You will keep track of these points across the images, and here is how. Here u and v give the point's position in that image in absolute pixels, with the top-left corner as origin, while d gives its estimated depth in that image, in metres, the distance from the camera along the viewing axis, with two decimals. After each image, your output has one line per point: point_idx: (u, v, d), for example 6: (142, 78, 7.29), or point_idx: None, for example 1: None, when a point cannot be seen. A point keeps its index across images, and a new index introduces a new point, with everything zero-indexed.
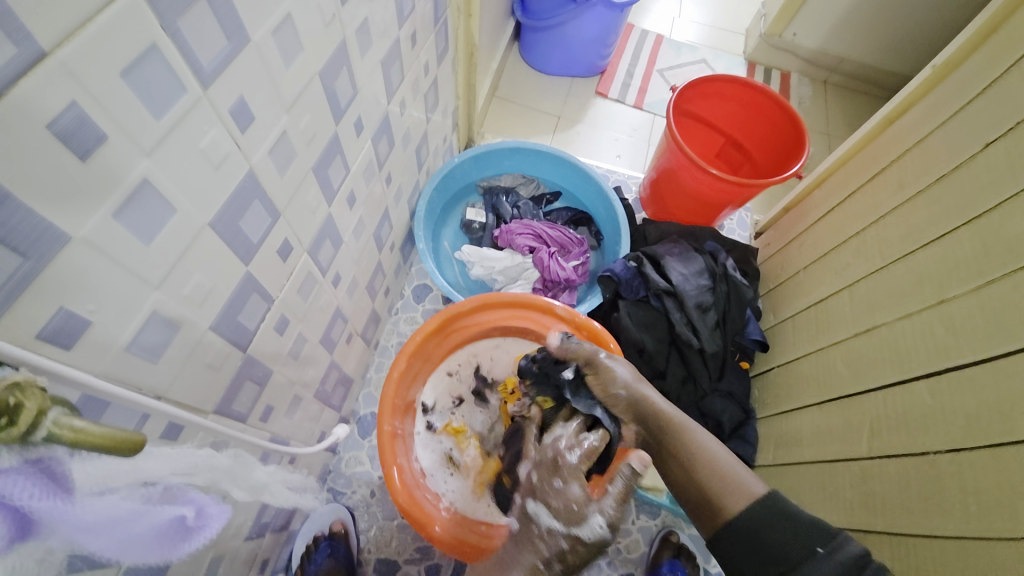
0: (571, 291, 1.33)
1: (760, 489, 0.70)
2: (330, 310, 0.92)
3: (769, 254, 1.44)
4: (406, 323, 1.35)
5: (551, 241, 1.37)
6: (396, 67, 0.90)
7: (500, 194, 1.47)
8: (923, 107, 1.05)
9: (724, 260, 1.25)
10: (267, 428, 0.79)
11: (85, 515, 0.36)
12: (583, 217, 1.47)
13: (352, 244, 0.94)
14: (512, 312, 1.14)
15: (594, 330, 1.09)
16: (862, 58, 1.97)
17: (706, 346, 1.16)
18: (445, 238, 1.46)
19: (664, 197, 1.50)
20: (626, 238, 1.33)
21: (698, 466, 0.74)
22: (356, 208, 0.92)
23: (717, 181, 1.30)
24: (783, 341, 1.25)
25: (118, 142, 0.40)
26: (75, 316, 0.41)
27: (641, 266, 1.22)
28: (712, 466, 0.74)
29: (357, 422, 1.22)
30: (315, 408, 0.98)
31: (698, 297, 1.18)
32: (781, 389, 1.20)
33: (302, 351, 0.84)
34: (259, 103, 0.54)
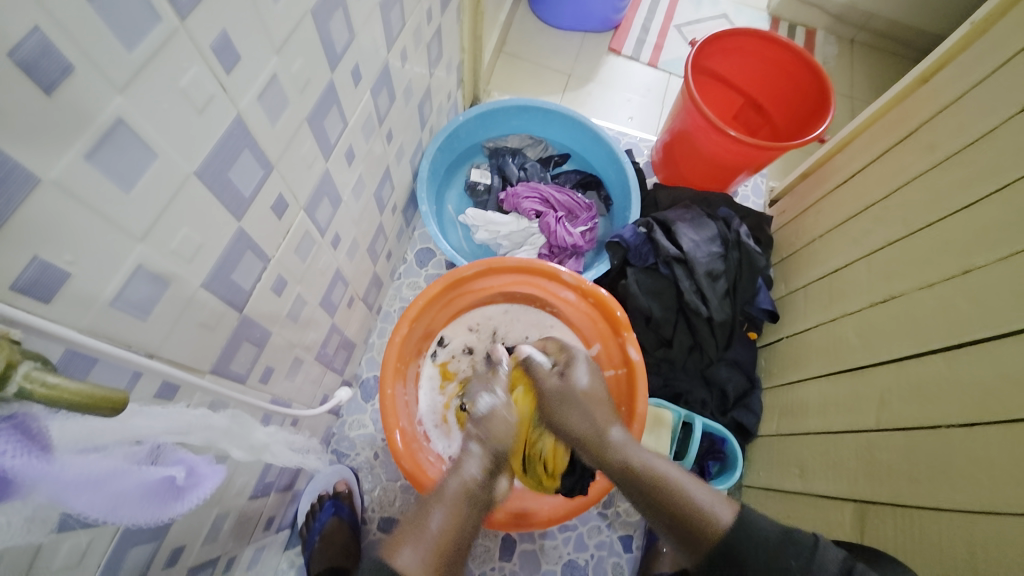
0: (578, 257, 1.30)
1: (726, 517, 0.70)
2: (329, 272, 0.89)
3: (784, 222, 1.39)
4: (409, 288, 1.33)
5: (559, 206, 1.32)
6: (396, 11, 0.83)
7: (506, 155, 1.41)
8: (957, 67, 0.98)
9: (738, 227, 1.20)
10: (268, 389, 0.79)
11: (66, 473, 0.35)
12: (593, 181, 1.41)
13: (351, 205, 0.91)
14: (515, 278, 1.11)
15: (600, 297, 1.06)
16: (893, 15, 1.84)
17: (715, 315, 1.13)
18: (449, 201, 1.42)
19: (678, 160, 1.44)
20: (636, 203, 1.28)
21: (664, 494, 0.75)
22: (355, 167, 0.87)
23: (734, 144, 1.24)
24: (793, 312, 1.21)
25: (86, 74, 0.36)
26: (52, 267, 0.38)
27: (651, 232, 1.18)
28: (679, 492, 0.74)
29: (360, 385, 1.22)
30: (317, 370, 0.97)
31: (709, 265, 1.14)
32: (788, 360, 1.18)
33: (302, 313, 0.82)
34: (245, 41, 0.50)
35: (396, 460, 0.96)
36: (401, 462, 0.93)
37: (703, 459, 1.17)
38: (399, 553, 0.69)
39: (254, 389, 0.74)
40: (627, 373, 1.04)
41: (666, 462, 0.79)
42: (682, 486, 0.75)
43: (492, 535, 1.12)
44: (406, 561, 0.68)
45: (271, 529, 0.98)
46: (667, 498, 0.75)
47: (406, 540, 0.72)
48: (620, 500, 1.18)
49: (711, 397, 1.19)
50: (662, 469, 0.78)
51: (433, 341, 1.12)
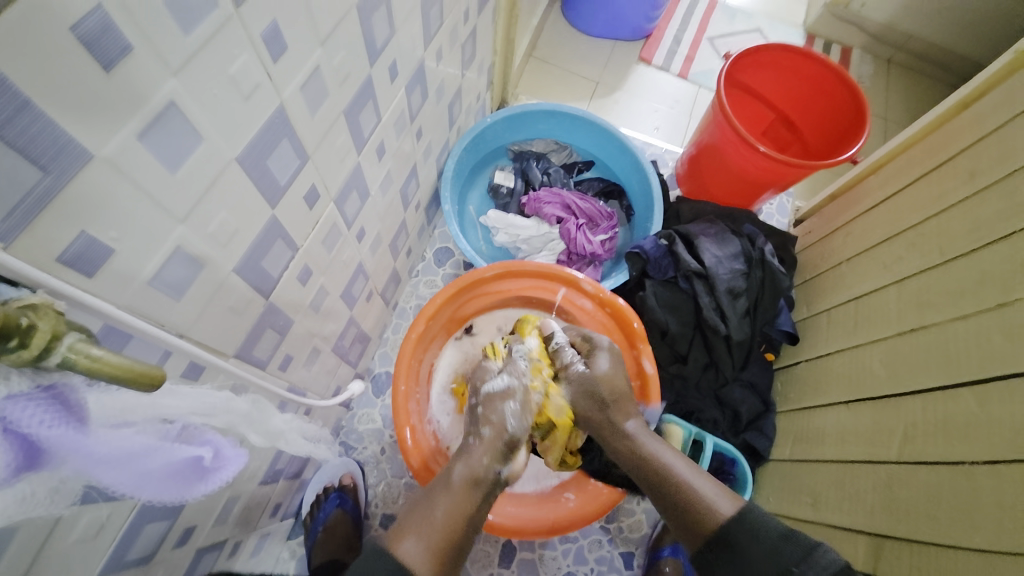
0: (596, 266, 1.29)
1: (728, 508, 0.72)
2: (352, 264, 0.90)
3: (810, 242, 1.36)
4: (426, 285, 1.34)
5: (580, 213, 1.32)
6: (436, 10, 0.84)
7: (531, 159, 1.41)
8: (1003, 93, 0.96)
9: (762, 246, 1.18)
10: (285, 377, 0.79)
11: (97, 446, 0.36)
12: (615, 190, 1.41)
13: (378, 200, 0.91)
14: (534, 283, 1.11)
15: (618, 308, 1.05)
16: (932, 38, 1.81)
17: (733, 333, 1.11)
18: (471, 201, 1.42)
19: (703, 173, 1.42)
20: (659, 214, 1.27)
21: (670, 487, 0.76)
22: (385, 162, 0.88)
23: (763, 159, 1.23)
24: (814, 336, 1.19)
25: (144, 55, 0.36)
26: (97, 243, 0.39)
27: (672, 245, 1.17)
28: (681, 484, 0.76)
29: (372, 380, 1.22)
30: (333, 361, 0.98)
31: (730, 282, 1.13)
32: (807, 384, 1.15)
33: (323, 304, 0.83)
34: (293, 31, 0.50)
35: (405, 456, 0.96)
36: (409, 459, 0.93)
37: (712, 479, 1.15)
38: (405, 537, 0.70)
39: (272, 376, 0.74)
40: (641, 386, 1.03)
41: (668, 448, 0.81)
42: (699, 488, 0.75)
43: (494, 540, 1.12)
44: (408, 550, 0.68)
45: (277, 516, 0.98)
46: (675, 491, 0.76)
47: (413, 528, 0.71)
48: (623, 515, 1.17)
49: (724, 417, 1.17)
50: (654, 448, 0.81)
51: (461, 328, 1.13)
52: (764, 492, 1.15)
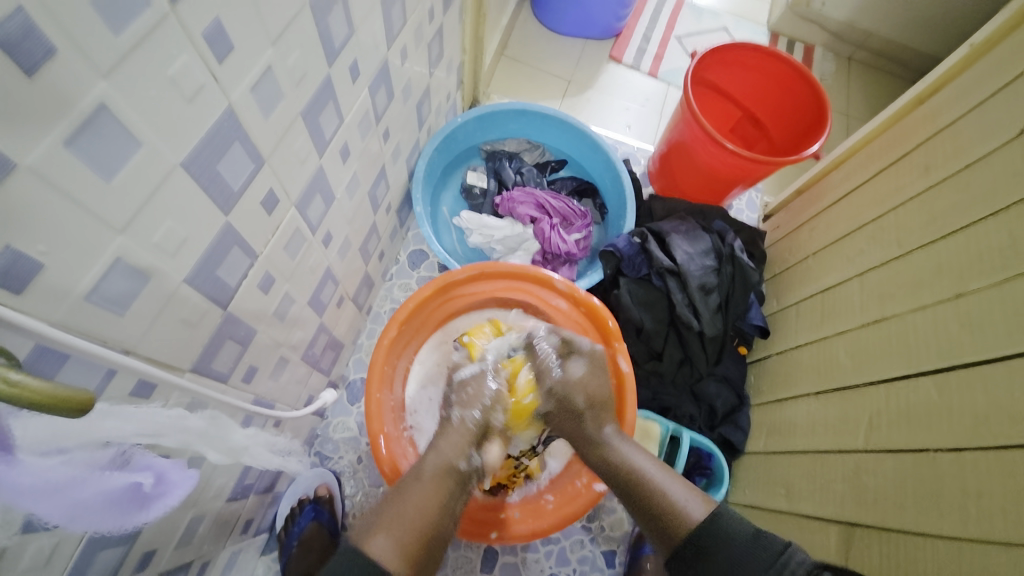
0: (571, 264, 1.29)
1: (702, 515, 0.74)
2: (319, 270, 0.87)
3: (778, 237, 1.39)
4: (400, 289, 1.31)
5: (554, 212, 1.31)
6: (398, 8, 0.82)
7: (503, 159, 1.40)
8: (957, 87, 0.99)
9: (732, 241, 1.19)
10: (251, 390, 0.76)
11: (24, 479, 0.33)
12: (589, 188, 1.41)
13: (344, 203, 0.89)
14: (508, 284, 1.10)
15: (592, 307, 1.06)
16: (891, 35, 1.87)
17: (707, 329, 1.11)
18: (444, 203, 1.40)
19: (675, 172, 1.44)
20: (632, 212, 1.28)
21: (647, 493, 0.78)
22: (349, 165, 0.85)
23: (732, 158, 1.24)
24: (786, 328, 1.21)
25: (70, 58, 0.34)
26: (24, 258, 0.36)
27: (645, 243, 1.17)
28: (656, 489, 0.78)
29: (347, 387, 1.20)
30: (303, 370, 0.95)
31: (702, 278, 1.12)
32: (779, 377, 1.17)
33: (288, 312, 0.80)
34: (239, 30, 0.48)
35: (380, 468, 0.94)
36: (386, 472, 0.91)
37: (690, 473, 1.16)
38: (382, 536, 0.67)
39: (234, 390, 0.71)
40: (616, 385, 1.03)
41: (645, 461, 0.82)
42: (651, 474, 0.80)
43: (475, 545, 1.11)
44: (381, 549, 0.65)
45: (248, 532, 0.95)
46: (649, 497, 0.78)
47: (381, 527, 0.68)
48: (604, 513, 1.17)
49: (700, 412, 1.18)
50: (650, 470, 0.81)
51: (439, 332, 1.11)
52: (740, 486, 1.17)
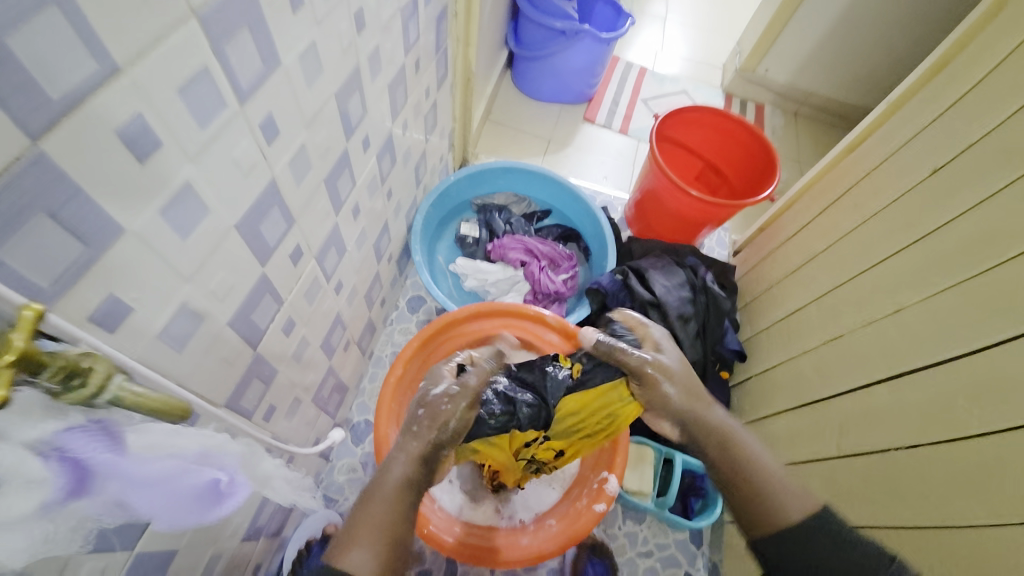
0: (560, 303, 1.40)
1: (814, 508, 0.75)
2: (332, 314, 0.96)
3: (747, 269, 1.52)
4: (400, 333, 1.39)
5: (542, 256, 1.44)
6: (401, 90, 0.97)
7: (493, 210, 1.54)
8: (879, 136, 1.16)
9: (704, 274, 1.30)
10: (269, 427, 0.82)
11: (136, 471, 0.42)
12: (572, 234, 1.54)
13: (353, 255, 0.99)
14: (504, 320, 1.19)
15: (581, 338, 1.15)
16: (828, 93, 2.13)
17: (687, 355, 1.21)
18: (440, 251, 1.51)
19: (649, 215, 1.58)
20: (612, 253, 1.40)
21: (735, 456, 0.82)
22: (358, 222, 0.97)
23: (698, 202, 1.40)
24: (760, 352, 1.30)
25: (170, 148, 0.45)
26: (119, 303, 0.45)
27: (626, 279, 1.29)
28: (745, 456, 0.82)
29: (351, 429, 1.25)
30: (313, 411, 1.01)
31: (680, 308, 1.22)
32: (760, 398, 1.25)
33: (304, 354, 0.88)
34: (284, 119, 0.60)
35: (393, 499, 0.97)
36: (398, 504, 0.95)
37: (685, 496, 1.22)
38: (354, 552, 0.67)
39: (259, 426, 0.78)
40: None
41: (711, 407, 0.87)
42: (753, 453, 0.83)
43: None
44: (359, 560, 0.66)
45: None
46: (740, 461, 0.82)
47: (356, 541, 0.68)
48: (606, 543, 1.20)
49: None
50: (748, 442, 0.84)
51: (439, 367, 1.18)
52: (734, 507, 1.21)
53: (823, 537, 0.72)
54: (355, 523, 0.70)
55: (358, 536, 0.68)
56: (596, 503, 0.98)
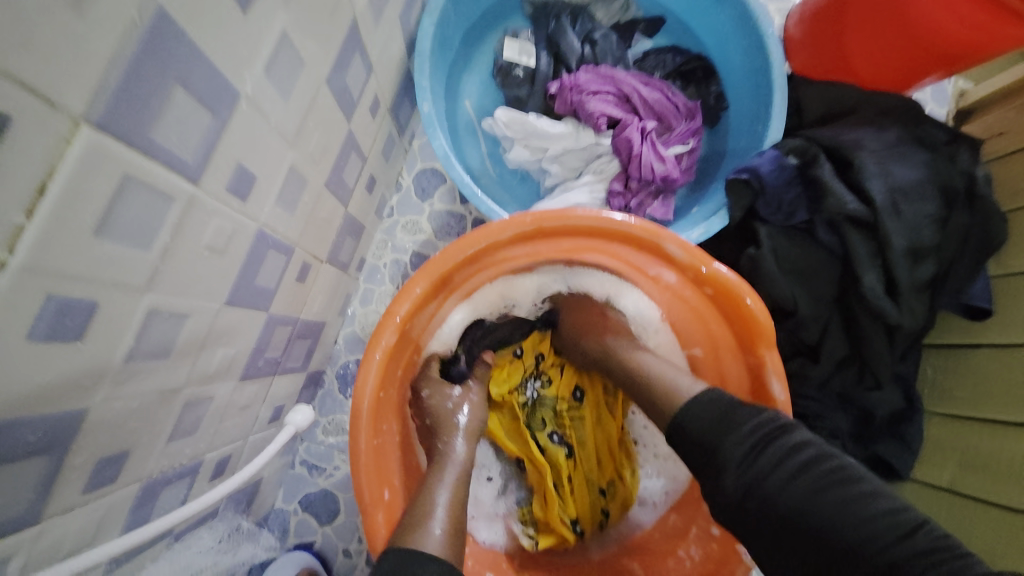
0: (667, 199, 0.81)
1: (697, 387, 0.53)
2: (242, 238, 0.46)
3: (1006, 150, 0.81)
4: (405, 230, 0.88)
5: (645, 109, 0.82)
6: None
7: (562, 16, 0.85)
8: None
9: (970, 165, 0.70)
10: (125, 480, 0.41)
11: None
12: (700, 67, 0.86)
13: (271, 109, 0.44)
14: (574, 240, 0.64)
15: (724, 286, 0.59)
16: None
17: (905, 318, 0.69)
18: (467, 93, 0.89)
19: (827, 36, 0.80)
20: (781, 104, 0.74)
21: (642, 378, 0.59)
22: (261, 19, 0.38)
23: (978, 4, 0.62)
24: (1018, 311, 0.74)
25: None
26: None
27: (811, 167, 0.71)
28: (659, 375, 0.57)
29: (336, 375, 0.84)
30: (255, 391, 0.60)
31: (913, 233, 0.68)
32: (995, 389, 0.74)
33: (175, 336, 0.41)
34: None
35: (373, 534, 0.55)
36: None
37: None
38: (436, 495, 0.52)
39: (59, 515, 0.36)
40: None
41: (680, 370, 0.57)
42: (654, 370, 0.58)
43: None
44: (444, 503, 0.52)
45: None
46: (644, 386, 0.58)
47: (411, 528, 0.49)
48: None
49: (847, 425, 0.76)
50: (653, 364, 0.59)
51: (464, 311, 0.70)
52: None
53: (788, 480, 0.44)
54: (417, 500, 0.52)
55: (428, 496, 0.52)
56: None
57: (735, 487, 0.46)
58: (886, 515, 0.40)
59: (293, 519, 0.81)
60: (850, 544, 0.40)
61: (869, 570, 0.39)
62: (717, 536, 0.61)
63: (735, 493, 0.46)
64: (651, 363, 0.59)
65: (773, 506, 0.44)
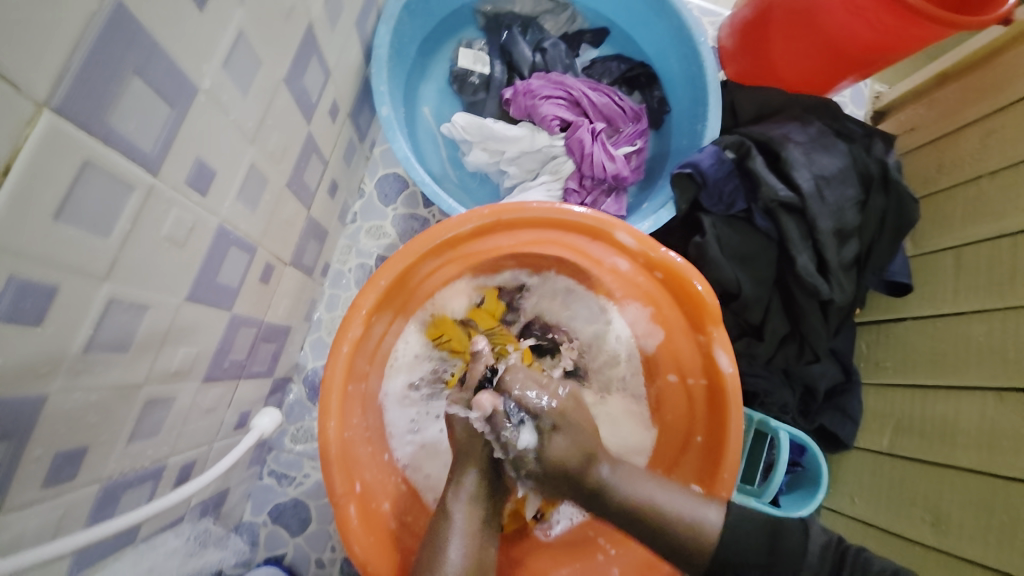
0: (620, 196, 0.86)
1: (714, 519, 0.59)
2: (203, 231, 0.46)
3: (919, 143, 0.91)
4: (369, 234, 0.89)
5: (595, 113, 0.87)
6: None
7: (514, 27, 0.91)
8: None
9: (884, 154, 0.79)
10: (84, 476, 0.40)
11: None
12: (643, 75, 0.93)
13: (230, 103, 0.45)
14: (534, 233, 0.67)
15: (673, 269, 0.63)
16: None
17: (836, 296, 0.76)
18: (426, 100, 0.92)
19: (757, 44, 0.87)
20: (716, 104, 0.81)
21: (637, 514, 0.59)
22: (216, 15, 0.40)
23: (885, 10, 0.70)
24: (933, 284, 0.83)
25: None
26: None
27: (746, 160, 0.78)
28: (645, 504, 0.59)
29: (304, 381, 0.83)
30: (222, 393, 0.59)
31: (837, 218, 0.76)
32: (922, 357, 0.81)
33: (136, 328, 0.41)
34: None
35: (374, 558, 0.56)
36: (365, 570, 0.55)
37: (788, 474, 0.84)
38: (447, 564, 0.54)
39: (17, 510, 0.35)
40: (709, 389, 0.64)
41: (648, 477, 0.62)
42: (647, 496, 0.60)
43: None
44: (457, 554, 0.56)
45: None
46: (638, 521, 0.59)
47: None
48: None
49: (794, 398, 0.82)
50: (653, 492, 0.60)
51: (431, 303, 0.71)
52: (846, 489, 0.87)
53: (738, 543, 0.60)
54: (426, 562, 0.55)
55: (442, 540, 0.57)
56: (684, 544, 0.60)
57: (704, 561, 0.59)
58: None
59: (263, 531, 0.78)
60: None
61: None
62: None
63: (698, 556, 0.59)
64: (631, 486, 0.60)
65: (728, 566, 0.60)
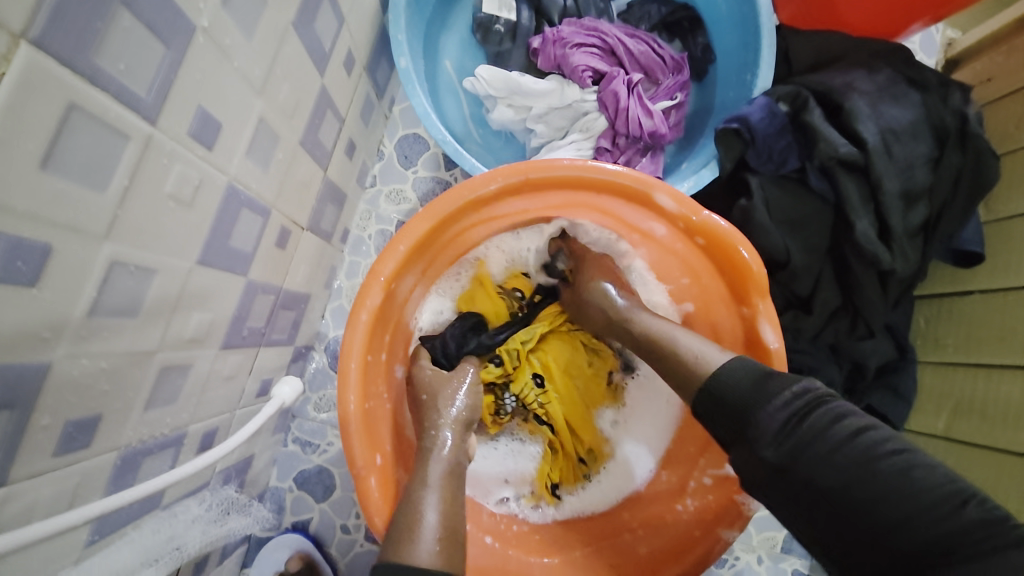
0: (656, 155, 0.79)
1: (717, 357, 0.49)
2: (211, 190, 0.43)
3: (999, 94, 0.79)
4: (389, 199, 0.85)
5: (631, 62, 0.79)
6: None
7: None
8: None
9: (964, 104, 0.70)
10: (97, 446, 0.39)
11: None
12: (686, 19, 0.84)
13: (233, 46, 0.41)
14: (561, 195, 0.61)
15: (716, 235, 0.57)
16: None
17: (898, 267, 0.69)
18: (447, 53, 0.86)
19: None
20: (769, 49, 0.72)
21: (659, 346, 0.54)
22: None
23: None
24: (1009, 254, 0.74)
25: None
26: None
27: (802, 112, 0.69)
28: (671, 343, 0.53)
29: (326, 350, 0.81)
30: (243, 360, 0.57)
31: (905, 179, 0.68)
32: (988, 334, 0.74)
33: (143, 294, 0.39)
34: None
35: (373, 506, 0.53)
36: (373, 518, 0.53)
37: None
38: (424, 510, 0.48)
39: (28, 479, 0.34)
40: None
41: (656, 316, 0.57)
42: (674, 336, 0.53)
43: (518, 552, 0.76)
44: (433, 516, 0.48)
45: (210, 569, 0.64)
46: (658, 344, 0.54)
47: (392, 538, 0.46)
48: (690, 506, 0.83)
49: (839, 377, 0.76)
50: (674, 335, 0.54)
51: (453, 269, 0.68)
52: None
53: (736, 377, 0.46)
54: (406, 501, 0.49)
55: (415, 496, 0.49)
56: (718, 526, 0.56)
57: (694, 391, 0.49)
58: (796, 404, 0.43)
59: (289, 496, 0.79)
60: (780, 453, 0.42)
61: (764, 451, 0.42)
62: (711, 485, 0.60)
63: (699, 397, 0.49)
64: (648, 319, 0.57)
65: (724, 406, 0.46)
